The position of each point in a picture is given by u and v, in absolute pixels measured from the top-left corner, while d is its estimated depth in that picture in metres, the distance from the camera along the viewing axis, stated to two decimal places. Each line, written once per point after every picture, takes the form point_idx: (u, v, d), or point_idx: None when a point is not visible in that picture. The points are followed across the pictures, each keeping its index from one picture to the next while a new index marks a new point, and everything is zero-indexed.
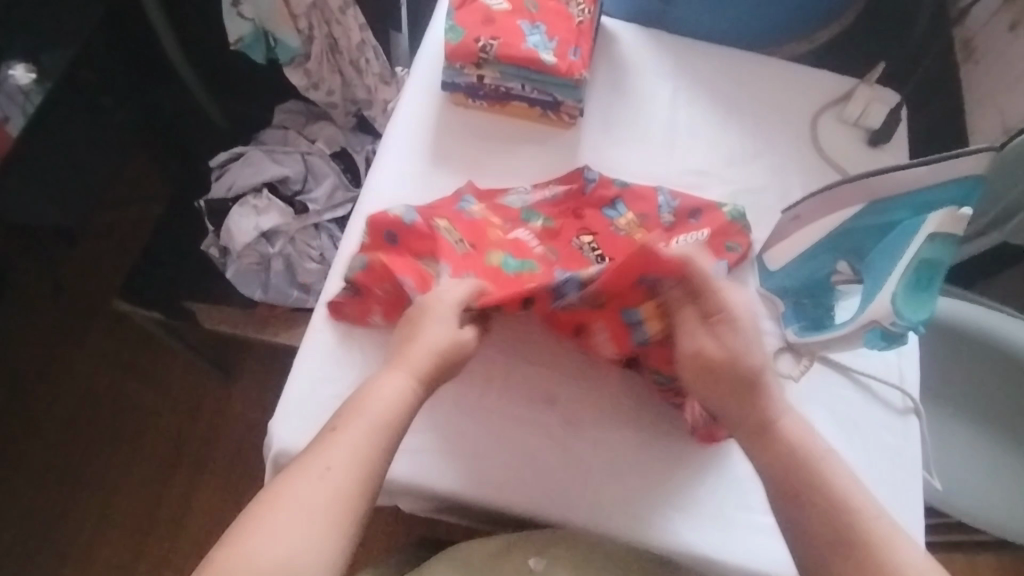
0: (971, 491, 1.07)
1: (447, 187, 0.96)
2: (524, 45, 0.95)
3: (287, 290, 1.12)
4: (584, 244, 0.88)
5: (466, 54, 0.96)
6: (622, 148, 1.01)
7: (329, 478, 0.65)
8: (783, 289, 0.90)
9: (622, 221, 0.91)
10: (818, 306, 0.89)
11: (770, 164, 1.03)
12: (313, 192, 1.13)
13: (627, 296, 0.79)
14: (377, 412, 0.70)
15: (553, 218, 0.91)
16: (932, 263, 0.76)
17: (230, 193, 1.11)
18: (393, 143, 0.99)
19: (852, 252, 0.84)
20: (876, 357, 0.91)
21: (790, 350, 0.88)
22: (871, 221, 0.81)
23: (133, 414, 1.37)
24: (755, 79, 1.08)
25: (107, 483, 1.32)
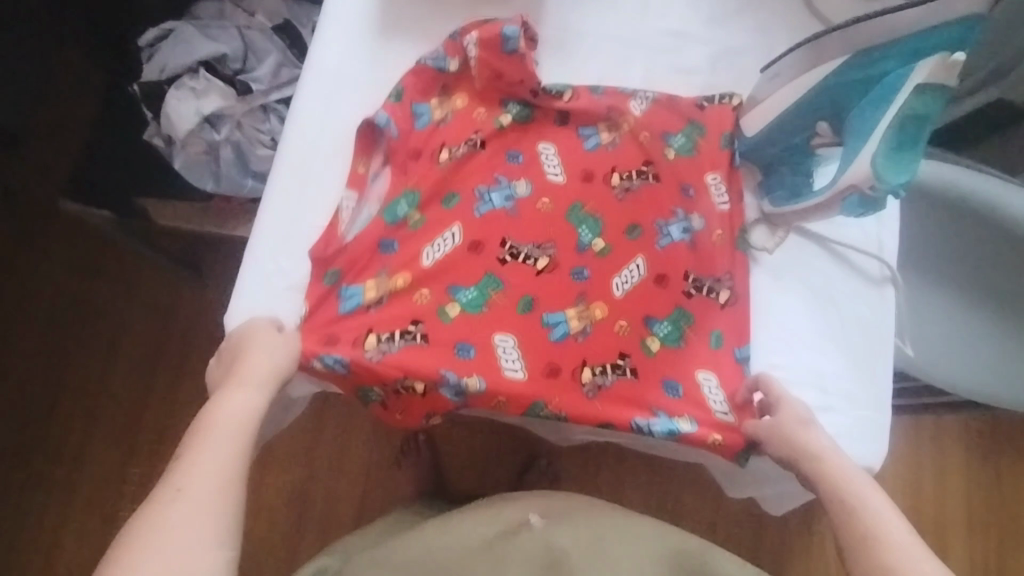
0: (959, 367, 1.02)
1: (395, 51, 0.88)
2: (503, 53, 0.81)
3: (241, 179, 1.02)
4: (494, 196, 0.81)
5: (456, 48, 0.82)
6: (592, 9, 0.92)
7: (200, 461, 0.58)
8: (758, 157, 0.87)
9: (495, 192, 0.81)
10: (797, 174, 0.85)
11: (754, 22, 0.93)
12: (255, 71, 1.01)
13: (703, 322, 0.83)
14: (232, 424, 0.62)
15: (456, 187, 0.81)
16: (921, 117, 0.72)
17: (164, 76, 0.98)
18: (337, 8, 0.89)
19: (834, 113, 0.79)
20: (855, 225, 0.88)
21: (764, 222, 0.87)
22: (853, 75, 0.75)
23: (108, 319, 1.26)
24: None
25: (84, 397, 1.24)
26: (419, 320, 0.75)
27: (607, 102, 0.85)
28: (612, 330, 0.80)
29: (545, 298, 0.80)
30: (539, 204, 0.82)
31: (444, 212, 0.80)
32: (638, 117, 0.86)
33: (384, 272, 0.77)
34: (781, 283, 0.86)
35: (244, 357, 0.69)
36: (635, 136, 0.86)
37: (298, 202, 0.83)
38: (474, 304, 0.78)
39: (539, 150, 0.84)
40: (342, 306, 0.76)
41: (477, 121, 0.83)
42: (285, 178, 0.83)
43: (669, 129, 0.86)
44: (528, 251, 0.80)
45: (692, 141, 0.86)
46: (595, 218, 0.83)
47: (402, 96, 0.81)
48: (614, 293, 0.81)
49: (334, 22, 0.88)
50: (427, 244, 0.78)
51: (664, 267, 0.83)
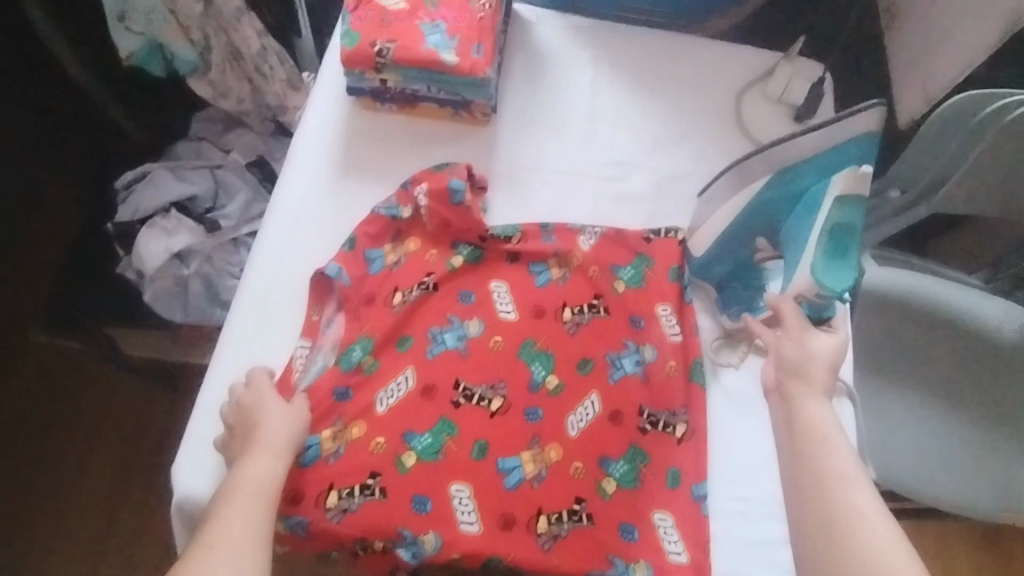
0: (940, 474, 0.99)
1: (357, 195, 0.93)
2: (451, 204, 0.88)
3: (208, 309, 1.06)
4: (447, 337, 0.83)
5: (408, 197, 0.90)
6: (541, 144, 0.98)
7: (232, 523, 0.64)
8: (711, 274, 0.91)
9: (448, 333, 0.83)
10: (750, 288, 0.89)
11: (694, 149, 0.99)
12: (225, 209, 1.06)
13: (658, 462, 0.83)
14: (259, 489, 0.68)
15: (409, 331, 0.84)
16: (846, 224, 0.77)
17: (136, 216, 1.03)
18: (302, 153, 0.95)
19: (768, 228, 0.85)
20: None
21: (728, 339, 0.90)
22: (777, 193, 0.82)
23: (76, 446, 1.19)
24: (676, 61, 1.05)
25: (47, 516, 1.15)
26: (376, 472, 0.75)
27: (556, 244, 0.90)
28: (567, 473, 0.80)
29: (496, 443, 0.79)
30: (492, 343, 0.84)
31: (399, 356, 0.82)
32: (587, 253, 0.90)
33: (340, 422, 0.78)
34: (734, 411, 0.87)
35: (259, 424, 0.73)
36: (585, 271, 0.89)
37: (254, 341, 0.85)
38: (428, 451, 0.78)
39: (491, 290, 0.87)
40: (302, 458, 0.76)
41: (428, 264, 0.88)
42: (241, 321, 0.86)
43: (618, 262, 0.91)
44: (481, 392, 0.81)
45: (641, 273, 0.90)
46: (546, 355, 0.84)
47: (354, 245, 0.87)
48: (568, 434, 0.81)
49: (297, 169, 0.94)
50: (380, 390, 0.80)
51: (617, 403, 0.83)
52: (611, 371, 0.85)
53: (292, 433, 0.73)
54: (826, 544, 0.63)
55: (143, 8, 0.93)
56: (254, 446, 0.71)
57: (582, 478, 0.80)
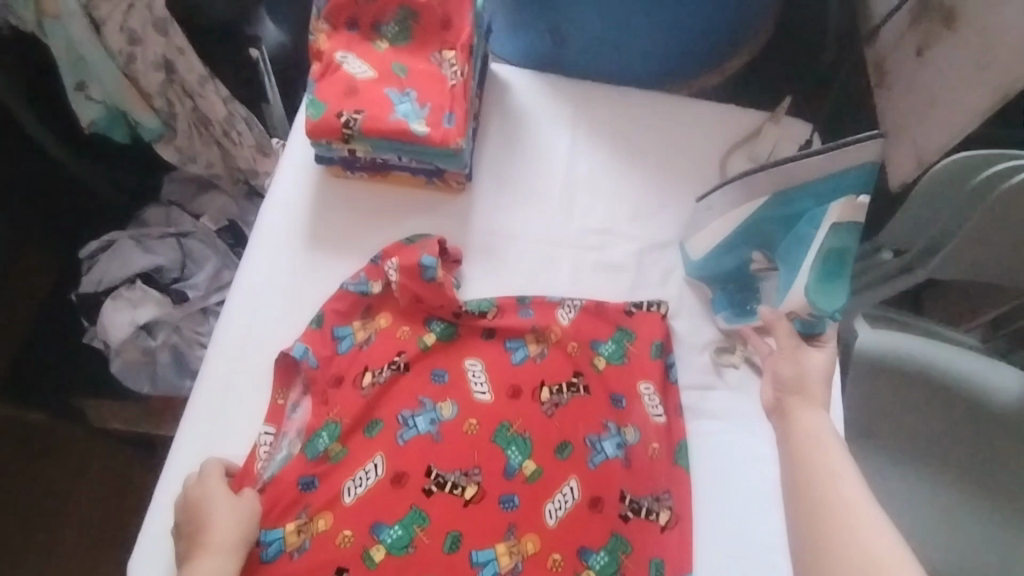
0: (950, 551, 0.93)
1: (327, 269, 0.90)
2: (423, 280, 0.84)
3: (178, 380, 1.04)
4: (418, 421, 0.78)
5: (378, 271, 0.87)
6: (520, 211, 0.95)
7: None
8: (708, 278, 0.90)
9: (419, 416, 0.79)
10: (744, 290, 0.89)
11: (676, 216, 0.97)
12: (193, 278, 1.02)
13: (642, 550, 0.78)
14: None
15: (379, 414, 0.79)
16: (841, 249, 0.76)
17: (101, 287, 0.99)
18: (271, 222, 0.92)
19: (764, 244, 0.84)
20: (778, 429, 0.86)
21: (725, 344, 0.89)
22: (777, 212, 0.80)
23: None
24: (657, 124, 1.03)
25: None
26: (343, 569, 0.71)
27: (533, 319, 0.86)
28: (545, 567, 0.74)
29: (471, 534, 0.74)
30: (466, 426, 0.79)
31: (369, 441, 0.78)
32: (565, 327, 0.87)
33: (305, 514, 0.74)
34: (721, 495, 0.83)
35: (206, 522, 0.72)
36: (564, 348, 0.86)
37: (216, 427, 0.81)
38: (397, 545, 0.72)
39: (465, 367, 0.83)
40: (263, 555, 0.73)
41: (400, 341, 0.84)
42: (203, 405, 0.82)
43: (598, 336, 0.88)
44: (454, 479, 0.76)
45: (622, 347, 0.88)
46: (523, 438, 0.79)
47: (321, 322, 0.84)
48: (547, 522, 0.76)
49: (267, 239, 0.91)
50: (348, 479, 0.75)
51: (599, 487, 0.78)
52: (591, 454, 0.80)
53: (241, 533, 0.71)
54: (821, 541, 0.59)
55: (102, 80, 0.89)
56: (201, 552, 0.70)
57: (564, 570, 0.74)
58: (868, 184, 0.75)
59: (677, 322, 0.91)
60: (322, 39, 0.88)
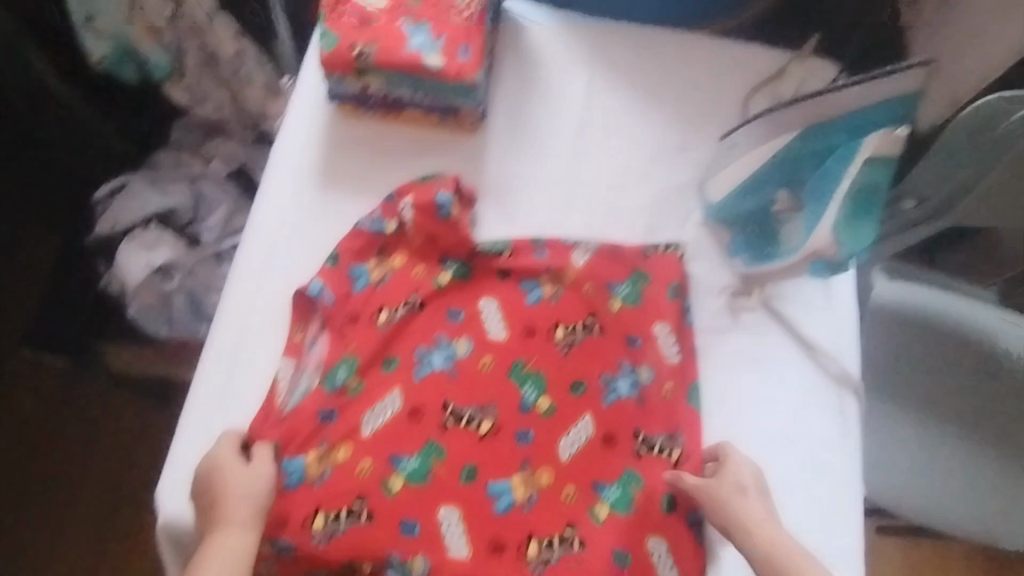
0: (963, 499, 0.93)
1: (342, 209, 0.89)
2: (437, 217, 0.84)
3: (195, 325, 1.03)
4: (433, 357, 0.79)
5: (392, 210, 0.86)
6: (534, 153, 0.93)
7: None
8: (727, 220, 0.87)
9: (435, 353, 0.79)
10: (764, 234, 0.85)
11: (695, 159, 0.95)
12: (207, 221, 1.02)
13: (657, 484, 0.78)
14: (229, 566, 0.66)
15: (395, 351, 0.79)
16: (873, 186, 0.75)
17: (116, 230, 0.99)
18: (283, 160, 0.91)
19: (791, 182, 0.80)
20: (795, 370, 0.84)
21: (741, 288, 0.87)
22: (807, 148, 0.75)
23: (65, 460, 1.16)
24: (677, 66, 1.00)
25: (39, 533, 1.13)
26: (363, 495, 0.72)
27: (548, 260, 0.84)
28: (558, 497, 0.76)
29: (486, 466, 0.76)
30: (481, 363, 0.79)
31: (387, 375, 0.78)
32: (580, 269, 0.85)
33: (325, 444, 0.74)
34: (739, 435, 0.82)
35: (221, 494, 0.71)
36: (579, 288, 0.84)
37: (232, 363, 0.81)
38: (415, 475, 0.74)
39: (480, 307, 0.82)
40: (286, 480, 0.73)
41: (414, 281, 0.83)
42: (219, 342, 0.82)
43: (614, 278, 0.85)
44: (471, 414, 0.77)
45: (638, 290, 0.85)
46: (537, 376, 0.80)
47: (337, 261, 0.83)
48: (561, 457, 0.77)
49: (281, 177, 0.90)
50: (365, 413, 0.76)
51: (611, 425, 0.79)
52: (606, 392, 0.80)
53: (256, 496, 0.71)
54: None
55: (111, 11, 0.88)
56: (218, 519, 0.69)
57: (575, 502, 0.76)
58: (906, 115, 0.70)
59: (695, 264, 0.89)
60: None
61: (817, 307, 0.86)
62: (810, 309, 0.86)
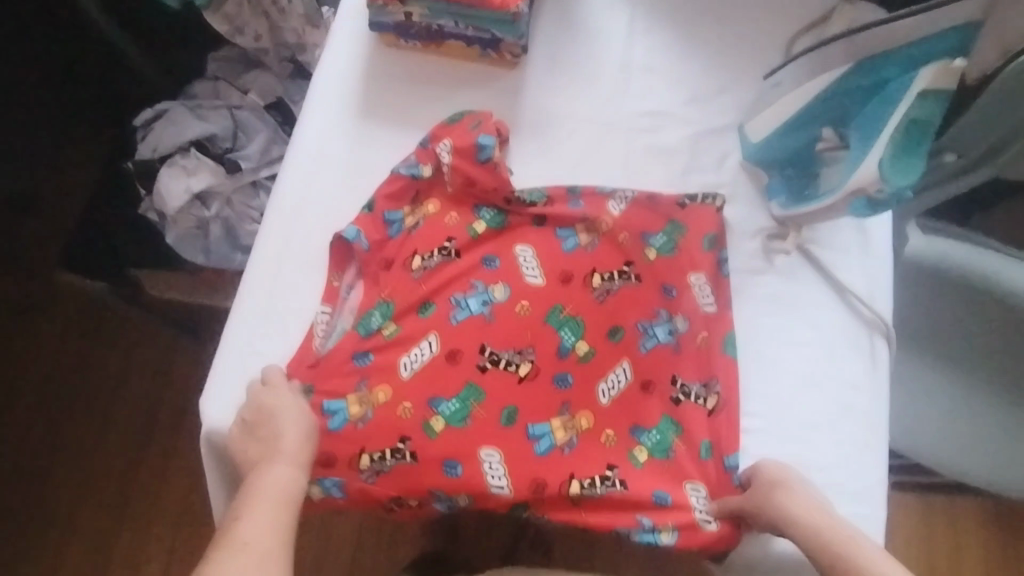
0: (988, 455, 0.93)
1: (382, 145, 0.89)
2: (477, 161, 0.84)
3: (231, 255, 1.05)
4: (467, 303, 0.81)
5: (428, 155, 0.85)
6: (572, 90, 0.93)
7: (261, 530, 0.64)
8: (766, 163, 0.88)
9: (471, 298, 0.81)
10: (803, 176, 0.87)
11: (735, 102, 0.94)
12: (245, 149, 1.02)
13: (692, 434, 0.79)
14: (280, 496, 0.67)
15: (433, 297, 0.81)
16: (925, 121, 0.73)
17: (157, 154, 1.00)
18: (323, 93, 0.91)
19: (836, 120, 0.80)
20: (825, 317, 0.85)
21: (778, 231, 0.88)
22: (856, 84, 0.75)
23: (103, 380, 1.20)
24: (720, 7, 0.98)
25: (79, 447, 1.18)
26: (405, 437, 0.74)
27: (585, 209, 0.84)
28: (599, 441, 0.78)
29: (527, 409, 0.78)
30: (518, 308, 0.81)
31: (428, 318, 0.80)
32: (615, 218, 0.85)
33: (363, 386, 0.76)
34: (769, 378, 0.82)
35: (271, 435, 0.72)
36: (615, 237, 0.84)
37: (275, 285, 0.83)
38: (456, 416, 0.76)
39: (516, 255, 0.83)
40: (330, 424, 0.75)
41: (448, 228, 0.84)
42: (260, 262, 0.84)
43: (650, 229, 0.85)
44: (509, 357, 0.79)
45: (673, 241, 0.85)
46: (574, 323, 0.81)
47: (373, 207, 0.83)
48: (601, 402, 0.79)
49: (321, 112, 0.90)
50: (403, 355, 0.78)
51: (647, 372, 0.81)
52: (642, 339, 0.82)
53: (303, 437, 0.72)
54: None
55: None
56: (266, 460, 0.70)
57: (615, 445, 0.78)
58: (966, 46, 0.69)
59: (732, 207, 0.89)
60: None
61: (851, 251, 0.87)
62: (844, 253, 0.87)
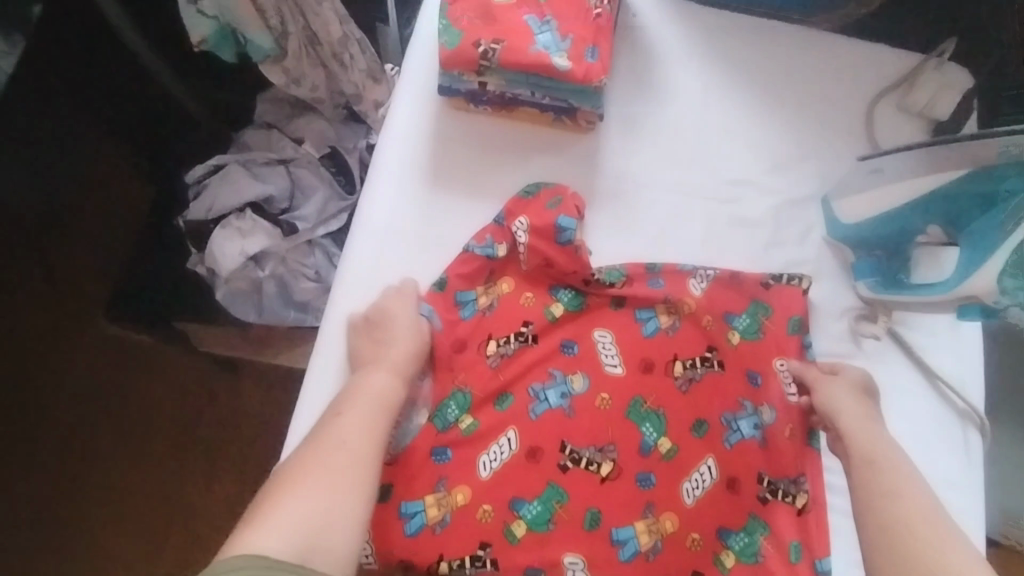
0: None
1: (454, 215, 0.86)
2: (557, 242, 0.81)
3: (283, 311, 1.02)
4: (546, 395, 0.78)
5: (502, 233, 0.83)
6: (647, 154, 0.90)
7: (354, 424, 0.67)
8: (854, 240, 0.85)
9: (549, 389, 0.79)
10: (897, 263, 0.83)
11: (818, 171, 0.90)
12: (301, 210, 0.98)
13: (778, 534, 0.78)
14: (377, 397, 0.71)
15: (510, 387, 0.79)
16: None
17: (211, 214, 0.96)
18: (392, 158, 0.87)
19: (949, 218, 0.78)
20: (922, 407, 0.83)
21: (866, 312, 0.85)
22: (978, 186, 0.74)
23: (138, 420, 1.10)
24: (800, 65, 0.94)
25: (109, 494, 1.08)
26: (487, 544, 0.73)
27: (666, 290, 0.83)
28: (683, 545, 0.76)
29: (610, 511, 0.76)
30: (598, 400, 0.79)
31: (508, 411, 0.78)
32: (698, 299, 0.83)
33: (442, 486, 0.75)
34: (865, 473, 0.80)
35: (386, 341, 0.77)
36: (699, 321, 0.83)
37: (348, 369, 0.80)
38: (539, 521, 0.75)
39: (595, 340, 0.81)
40: (407, 528, 0.74)
41: (524, 309, 0.82)
42: (330, 347, 0.81)
43: (734, 309, 0.83)
44: (590, 456, 0.77)
45: (757, 322, 0.84)
46: (659, 416, 0.79)
47: (445, 286, 0.82)
48: (687, 502, 0.77)
49: (391, 179, 0.86)
50: (482, 453, 0.76)
51: (732, 468, 0.79)
52: (727, 433, 0.80)
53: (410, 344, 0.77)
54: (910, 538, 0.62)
55: None
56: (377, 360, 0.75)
57: (702, 550, 0.76)
58: None
59: (817, 286, 0.87)
60: None
61: (944, 334, 0.85)
62: (935, 335, 0.85)
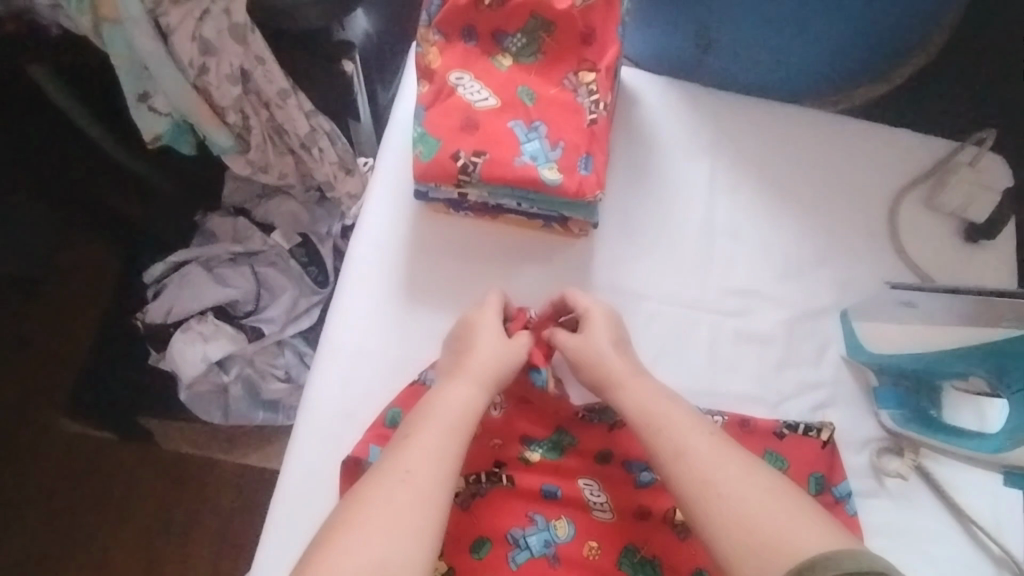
0: None
1: (427, 334, 0.77)
2: (532, 385, 0.75)
3: (251, 411, 0.97)
4: (528, 542, 0.70)
5: None
6: (647, 261, 0.80)
7: (424, 453, 0.60)
8: (877, 366, 0.77)
9: (535, 536, 0.70)
10: (925, 400, 0.77)
11: (836, 278, 0.81)
12: (267, 312, 0.91)
13: None
14: (452, 416, 0.64)
15: (491, 535, 0.70)
16: None
17: (170, 318, 0.89)
18: (362, 269, 0.79)
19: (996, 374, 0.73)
20: (956, 559, 0.73)
21: (890, 444, 0.77)
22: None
23: (97, 521, 1.02)
24: (816, 155, 0.85)
25: None
26: None
27: None
28: None
29: None
30: (586, 549, 0.70)
31: (487, 561, 0.69)
32: None
33: None
34: None
35: (472, 347, 0.70)
36: None
37: (309, 513, 0.71)
38: None
39: (581, 486, 0.73)
40: None
41: (495, 452, 0.74)
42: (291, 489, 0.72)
43: None
44: None
45: None
46: (654, 566, 0.70)
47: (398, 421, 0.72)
48: None
49: (359, 292, 0.78)
50: None
51: None
52: None
53: (500, 357, 0.70)
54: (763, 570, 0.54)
55: (170, 95, 0.72)
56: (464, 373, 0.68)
57: None
58: None
59: (832, 412, 0.78)
60: (432, 55, 0.73)
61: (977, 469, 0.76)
62: (964, 469, 0.76)
